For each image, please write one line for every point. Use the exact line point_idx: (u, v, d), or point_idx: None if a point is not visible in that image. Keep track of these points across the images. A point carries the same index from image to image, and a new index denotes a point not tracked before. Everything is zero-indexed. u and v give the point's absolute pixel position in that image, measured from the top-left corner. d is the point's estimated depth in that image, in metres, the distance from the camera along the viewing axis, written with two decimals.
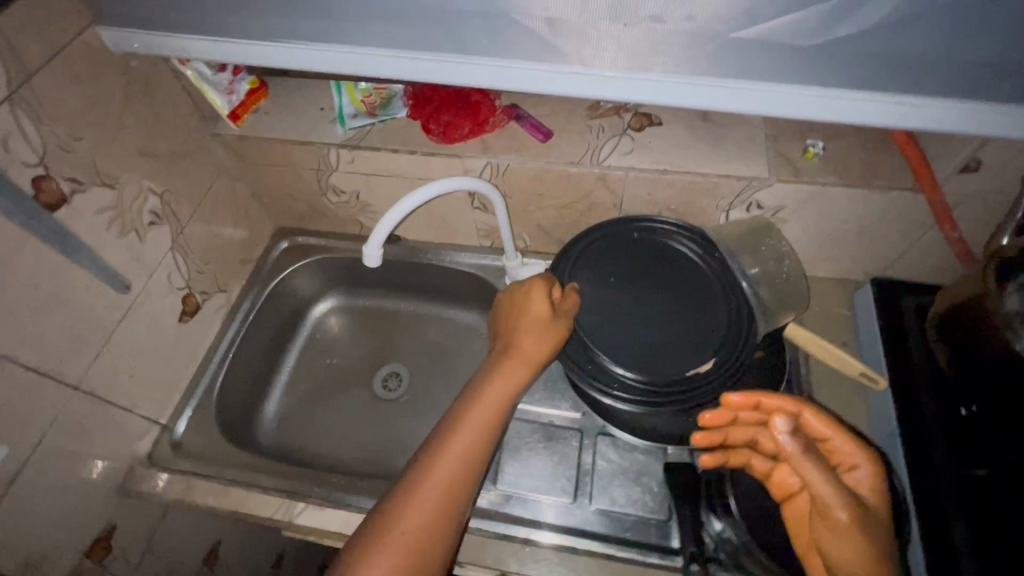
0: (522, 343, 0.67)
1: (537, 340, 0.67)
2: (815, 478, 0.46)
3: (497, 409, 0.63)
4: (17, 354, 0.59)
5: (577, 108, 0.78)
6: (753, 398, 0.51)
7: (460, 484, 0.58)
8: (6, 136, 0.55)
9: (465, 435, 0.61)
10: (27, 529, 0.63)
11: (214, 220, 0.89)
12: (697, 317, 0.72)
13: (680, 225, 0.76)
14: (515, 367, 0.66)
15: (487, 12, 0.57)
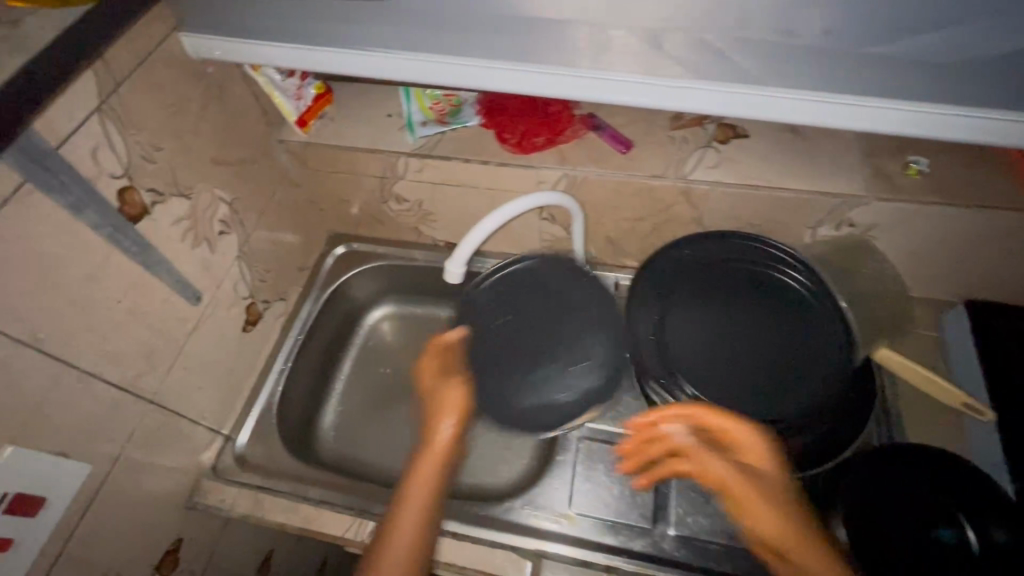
0: (435, 425, 0.70)
1: (447, 416, 0.70)
2: (715, 463, 0.60)
3: (435, 469, 0.67)
4: (101, 369, 0.58)
5: (657, 119, 0.76)
6: (653, 415, 0.63)
7: (425, 535, 0.63)
8: (95, 147, 0.54)
9: (415, 488, 0.65)
10: (105, 545, 0.62)
11: (276, 228, 0.87)
12: (790, 348, 0.68)
13: (783, 253, 0.73)
14: (432, 458, 0.68)
15: (590, 25, 0.55)
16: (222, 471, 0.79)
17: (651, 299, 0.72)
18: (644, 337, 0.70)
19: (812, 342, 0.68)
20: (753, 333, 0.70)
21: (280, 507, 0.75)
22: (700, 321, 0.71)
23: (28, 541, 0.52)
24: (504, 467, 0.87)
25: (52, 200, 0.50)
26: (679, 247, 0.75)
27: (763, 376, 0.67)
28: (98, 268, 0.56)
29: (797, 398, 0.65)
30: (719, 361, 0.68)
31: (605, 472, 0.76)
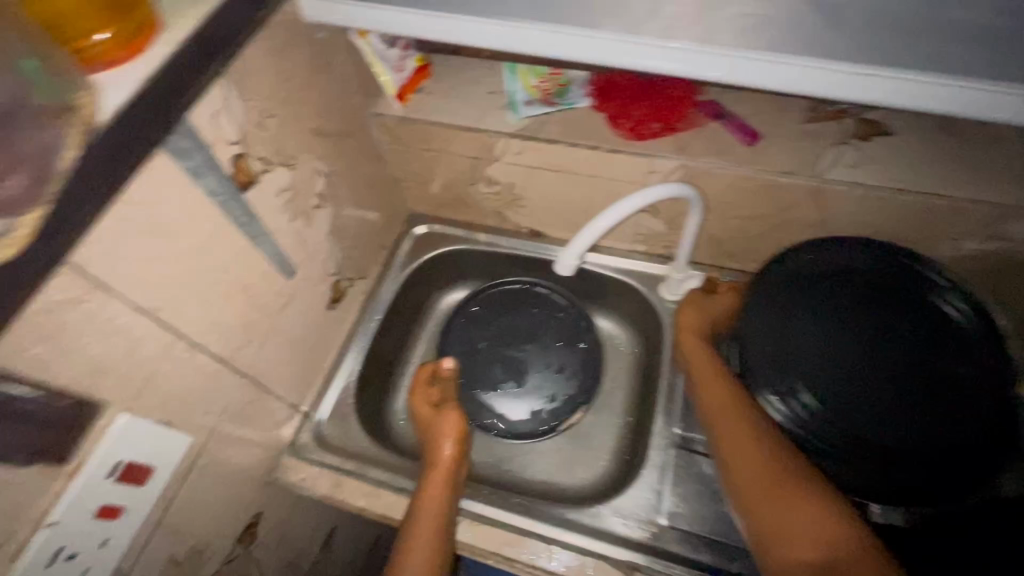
0: (434, 450, 0.71)
1: (443, 441, 0.71)
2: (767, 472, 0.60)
3: (444, 488, 0.67)
4: (205, 341, 0.57)
5: (787, 110, 0.69)
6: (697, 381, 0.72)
7: (438, 544, 0.63)
8: (217, 111, 0.51)
9: (431, 500, 0.66)
10: (196, 516, 0.62)
11: (363, 204, 0.84)
12: (933, 374, 0.62)
13: (938, 277, 0.65)
14: (438, 477, 0.68)
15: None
16: (301, 448, 0.77)
17: (775, 304, 0.67)
18: (763, 343, 0.65)
19: (958, 371, 0.61)
20: (890, 353, 0.63)
21: (361, 491, 0.74)
22: (829, 334, 0.65)
23: (136, 509, 0.51)
24: (583, 468, 0.84)
25: (175, 163, 0.48)
26: (806, 252, 0.69)
27: (899, 401, 0.61)
28: (210, 237, 0.54)
29: (937, 430, 0.59)
30: (849, 379, 0.62)
31: (700, 486, 0.71)
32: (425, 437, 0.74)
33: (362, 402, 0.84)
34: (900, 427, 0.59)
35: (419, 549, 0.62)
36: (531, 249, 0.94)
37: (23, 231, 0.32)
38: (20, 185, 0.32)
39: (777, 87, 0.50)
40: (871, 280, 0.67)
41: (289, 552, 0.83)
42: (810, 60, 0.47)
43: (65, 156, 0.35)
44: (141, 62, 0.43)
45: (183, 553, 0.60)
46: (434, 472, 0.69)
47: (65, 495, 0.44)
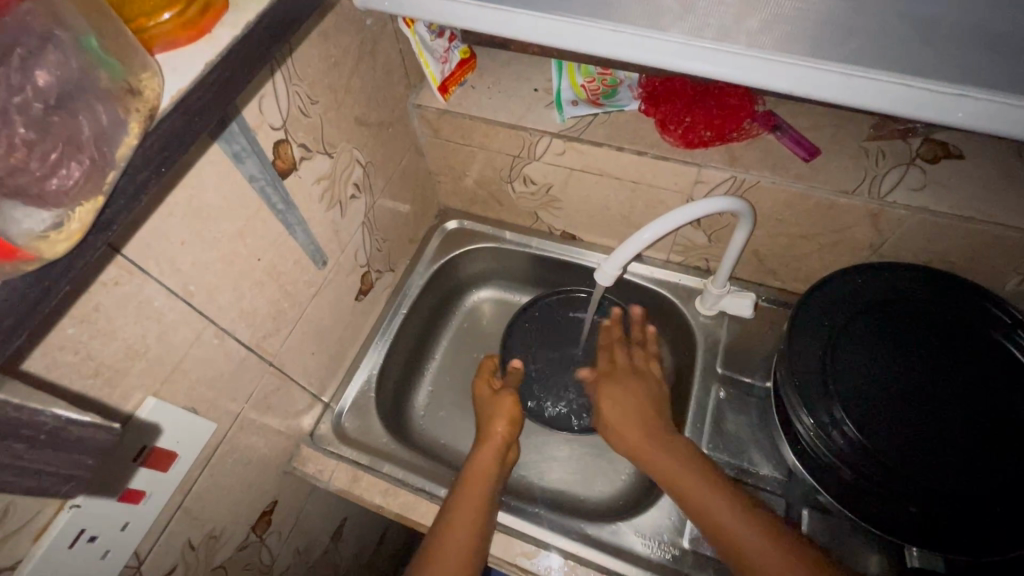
0: (487, 429, 0.75)
1: (497, 423, 0.75)
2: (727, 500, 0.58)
3: (493, 462, 0.70)
4: (235, 327, 0.56)
5: (849, 126, 0.66)
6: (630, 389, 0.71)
7: (484, 510, 0.64)
8: (263, 95, 0.50)
9: (480, 470, 0.69)
10: (216, 501, 0.61)
11: (398, 196, 0.83)
12: (998, 414, 0.57)
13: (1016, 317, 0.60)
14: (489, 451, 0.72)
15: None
16: (320, 438, 0.76)
17: (827, 325, 0.64)
18: (811, 363, 0.63)
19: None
20: (949, 387, 0.59)
21: (377, 488, 0.73)
22: (882, 362, 0.62)
23: (157, 494, 0.50)
24: (602, 481, 0.82)
25: (217, 145, 0.47)
26: (860, 276, 0.66)
27: (957, 440, 0.57)
28: (247, 223, 0.53)
29: (1000, 475, 0.54)
30: (901, 411, 0.59)
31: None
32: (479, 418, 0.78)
33: (383, 396, 0.83)
34: (955, 468, 0.55)
35: (466, 509, 0.64)
36: (563, 252, 0.92)
37: (73, 226, 0.24)
38: (73, 177, 0.24)
39: (854, 103, 0.46)
40: (932, 310, 0.63)
41: (300, 541, 0.82)
42: (898, 76, 0.44)
43: (127, 144, 0.26)
44: (228, 26, 0.31)
45: (200, 537, 0.60)
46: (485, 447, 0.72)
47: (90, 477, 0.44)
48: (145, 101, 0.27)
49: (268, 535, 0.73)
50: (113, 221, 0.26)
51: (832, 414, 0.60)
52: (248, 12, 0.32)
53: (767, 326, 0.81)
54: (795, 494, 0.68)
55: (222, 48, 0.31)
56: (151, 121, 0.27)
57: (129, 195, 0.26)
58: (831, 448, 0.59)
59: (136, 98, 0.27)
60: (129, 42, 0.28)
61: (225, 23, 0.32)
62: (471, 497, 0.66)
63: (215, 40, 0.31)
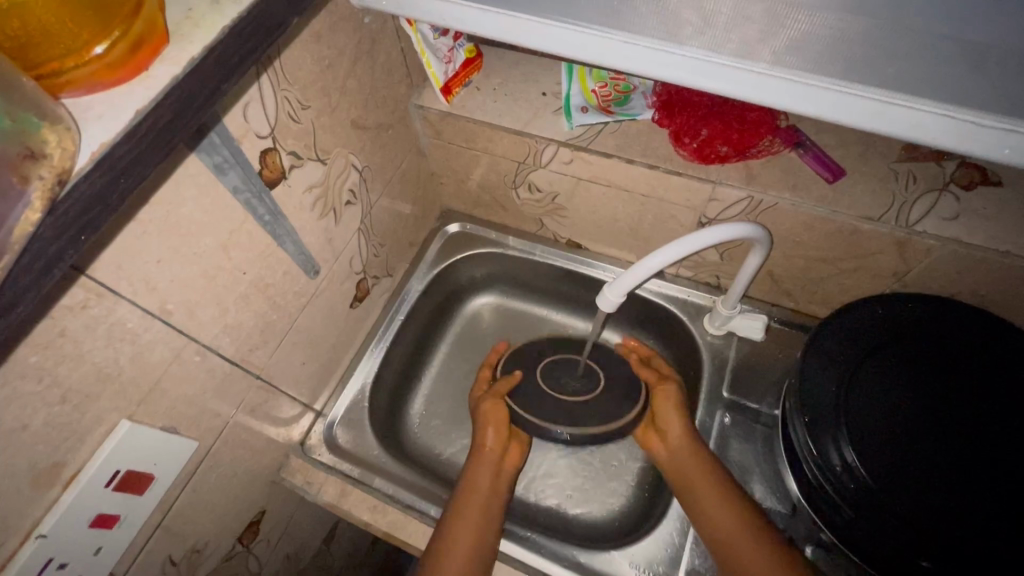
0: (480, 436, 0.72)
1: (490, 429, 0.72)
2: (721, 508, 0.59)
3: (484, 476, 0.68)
4: (218, 343, 0.54)
5: (878, 146, 0.61)
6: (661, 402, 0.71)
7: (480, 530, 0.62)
8: (247, 103, 0.47)
9: (474, 487, 0.66)
10: (199, 516, 0.60)
11: (398, 199, 0.80)
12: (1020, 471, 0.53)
13: None
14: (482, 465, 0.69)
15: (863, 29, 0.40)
16: (311, 449, 0.75)
17: (844, 355, 0.61)
18: (825, 392, 0.59)
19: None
20: (971, 436, 0.55)
21: (367, 504, 0.71)
22: (901, 400, 0.58)
23: (133, 518, 0.49)
24: (598, 501, 0.80)
25: (197, 158, 0.44)
26: (881, 306, 0.62)
27: (972, 490, 0.53)
28: (231, 237, 0.50)
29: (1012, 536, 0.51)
30: (915, 454, 0.55)
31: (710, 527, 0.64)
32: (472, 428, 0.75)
33: (377, 405, 0.81)
34: (962, 516, 0.53)
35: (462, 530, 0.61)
36: (568, 261, 0.88)
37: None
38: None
39: (888, 130, 0.42)
40: (958, 349, 0.59)
41: (290, 547, 0.82)
42: (942, 108, 0.40)
43: (24, 223, 0.22)
44: (167, 63, 0.29)
45: (182, 553, 0.59)
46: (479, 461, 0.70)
47: (57, 506, 0.42)
48: (53, 165, 0.24)
49: (255, 544, 0.72)
50: (34, 285, 0.23)
51: (835, 445, 0.57)
52: (190, 44, 0.30)
53: (778, 349, 0.77)
54: (799, 532, 0.65)
55: (161, 86, 0.28)
56: (61, 188, 0.24)
57: (50, 255, 0.24)
58: (834, 483, 0.56)
59: (39, 160, 0.23)
60: (34, 92, 0.24)
61: (165, 59, 0.29)
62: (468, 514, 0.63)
63: (150, 79, 0.29)
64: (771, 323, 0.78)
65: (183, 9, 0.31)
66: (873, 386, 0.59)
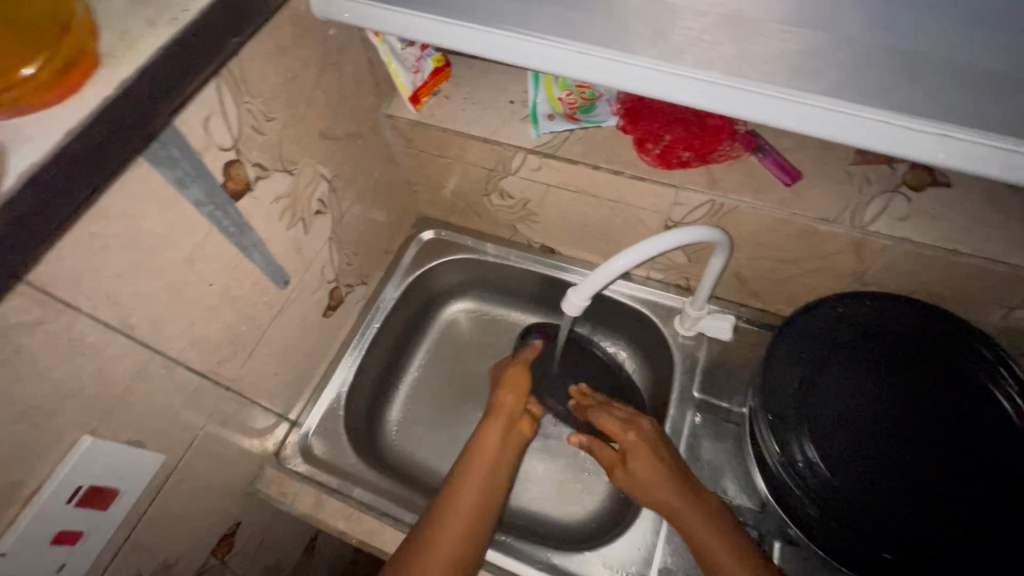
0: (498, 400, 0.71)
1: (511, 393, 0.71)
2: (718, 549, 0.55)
3: (495, 446, 0.65)
4: (185, 356, 0.54)
5: (833, 150, 0.63)
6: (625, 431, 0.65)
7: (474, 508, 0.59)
8: (207, 116, 0.47)
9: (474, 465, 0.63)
10: (170, 531, 0.59)
11: (370, 207, 0.80)
12: (971, 463, 0.55)
13: (989, 352, 0.59)
14: (499, 427, 0.68)
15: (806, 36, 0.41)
16: (286, 459, 0.74)
17: (804, 353, 0.63)
18: (787, 390, 0.61)
19: (1003, 467, 0.54)
20: (921, 429, 0.57)
21: (343, 513, 0.71)
22: (860, 399, 0.60)
23: (97, 533, 0.49)
24: (575, 504, 0.80)
25: (157, 171, 0.44)
26: (839, 305, 0.64)
27: (921, 482, 0.55)
28: (196, 249, 0.51)
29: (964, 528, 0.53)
30: (873, 450, 0.57)
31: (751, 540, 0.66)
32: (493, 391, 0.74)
33: (353, 413, 0.81)
34: (913, 507, 0.55)
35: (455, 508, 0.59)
36: (543, 266, 0.89)
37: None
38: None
39: (836, 138, 0.43)
40: (913, 346, 0.61)
41: (269, 558, 0.81)
42: (882, 114, 0.41)
43: None
44: None
45: (152, 568, 0.58)
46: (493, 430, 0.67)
47: (17, 524, 0.42)
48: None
49: (231, 556, 0.72)
50: None
51: (797, 445, 0.58)
52: (119, 67, 0.33)
53: (747, 349, 0.79)
54: (767, 527, 0.66)
55: None
56: None
57: None
58: (798, 483, 0.57)
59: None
60: None
61: (96, 81, 0.33)
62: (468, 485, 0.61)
63: (81, 101, 0.32)
64: (740, 322, 0.80)
65: (117, 34, 0.35)
66: (830, 383, 0.61)
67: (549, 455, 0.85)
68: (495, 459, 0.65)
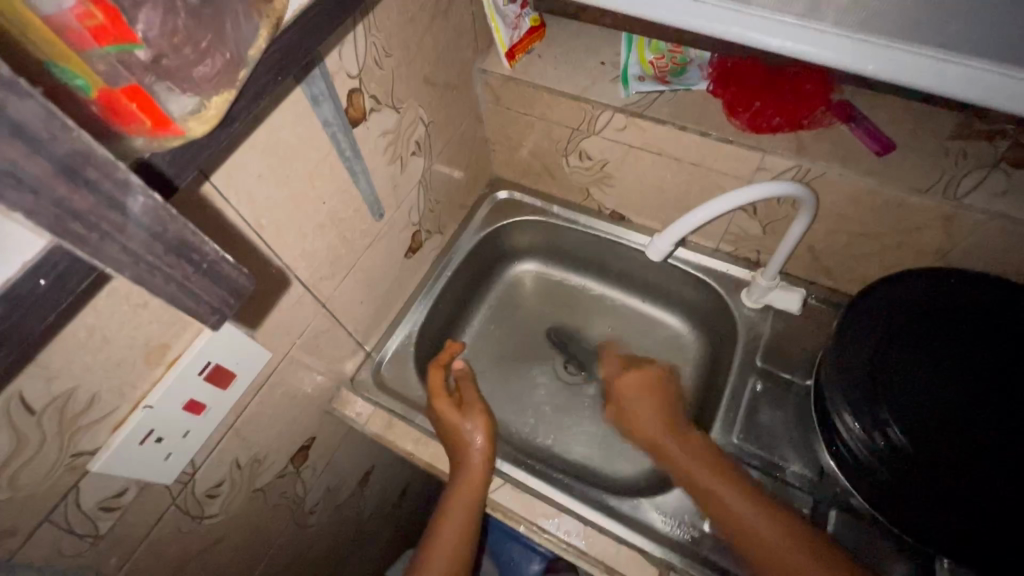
0: (465, 454, 0.69)
1: (473, 453, 0.69)
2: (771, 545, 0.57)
3: (468, 503, 0.67)
4: (296, 266, 0.59)
5: (930, 123, 0.63)
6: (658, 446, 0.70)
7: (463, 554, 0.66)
8: (342, 44, 0.52)
9: (453, 515, 0.67)
10: (263, 428, 0.65)
11: (453, 159, 0.84)
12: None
13: None
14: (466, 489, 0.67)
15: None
16: (359, 384, 0.80)
17: (882, 324, 0.63)
18: (860, 361, 0.61)
19: None
20: (1004, 402, 0.57)
21: (410, 437, 0.76)
22: (939, 378, 0.59)
23: (215, 409, 0.54)
24: (625, 461, 0.83)
25: (298, 86, 0.49)
26: (922, 280, 0.64)
27: (1002, 455, 0.54)
28: (317, 166, 0.56)
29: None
30: (951, 431, 0.56)
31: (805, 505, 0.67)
32: (450, 431, 0.72)
33: (420, 353, 0.86)
34: (993, 481, 0.54)
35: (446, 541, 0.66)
36: (610, 232, 0.92)
37: (209, 113, 0.31)
38: (212, 67, 0.30)
39: (942, 91, 0.45)
40: (1005, 332, 0.60)
41: (331, 479, 0.87)
42: (998, 67, 0.42)
43: (256, 47, 0.33)
44: None
45: (246, 460, 0.64)
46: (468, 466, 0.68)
47: (162, 383, 0.48)
48: (274, 10, 0.34)
49: (304, 469, 0.78)
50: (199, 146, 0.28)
51: (876, 425, 0.58)
52: None
53: (813, 325, 0.79)
54: (825, 494, 0.67)
55: None
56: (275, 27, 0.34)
57: None
58: (870, 449, 0.58)
59: (269, 6, 0.34)
60: None
61: None
62: (446, 537, 0.66)
63: None
64: (807, 299, 0.80)
65: None
66: (908, 357, 0.60)
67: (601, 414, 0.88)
68: (470, 512, 0.67)
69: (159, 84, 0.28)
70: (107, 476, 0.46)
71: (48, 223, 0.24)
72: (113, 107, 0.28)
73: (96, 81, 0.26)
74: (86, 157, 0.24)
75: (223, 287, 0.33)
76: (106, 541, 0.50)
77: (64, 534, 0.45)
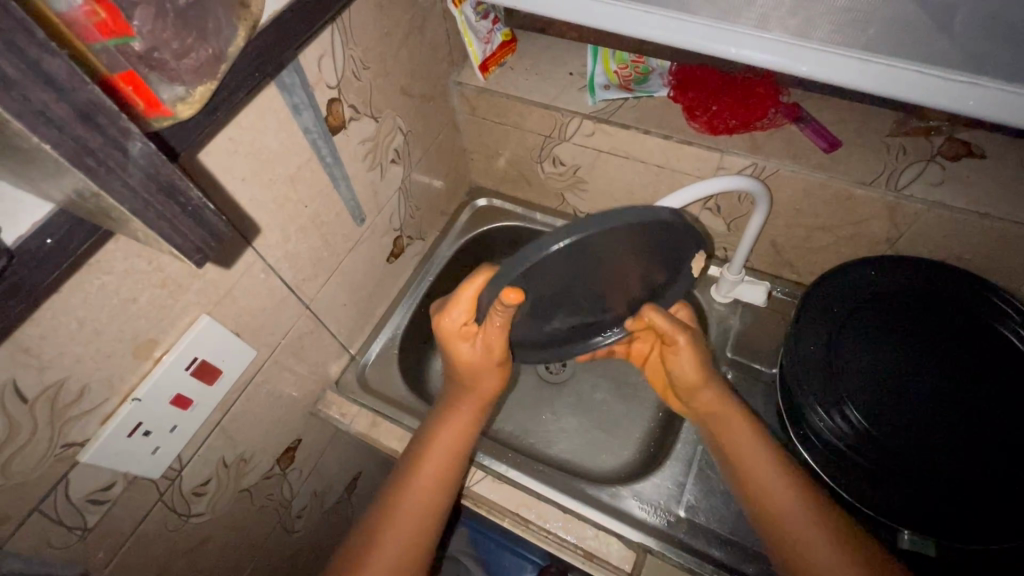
0: (471, 354, 0.63)
1: (486, 352, 0.62)
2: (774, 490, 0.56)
3: (468, 417, 0.66)
4: (280, 267, 0.62)
5: (873, 122, 0.68)
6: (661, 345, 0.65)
7: (455, 459, 0.63)
8: (321, 56, 0.56)
9: (452, 424, 0.65)
10: (249, 427, 0.67)
11: (433, 168, 0.88)
12: (1006, 440, 0.56)
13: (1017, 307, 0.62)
14: (466, 409, 0.66)
15: None
16: (344, 386, 0.82)
17: (832, 315, 0.66)
18: (811, 350, 0.65)
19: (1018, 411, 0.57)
20: (944, 381, 0.61)
21: (395, 435, 0.78)
22: (886, 360, 0.63)
23: (202, 405, 0.56)
24: (607, 454, 0.85)
25: (279, 95, 0.52)
26: (872, 268, 0.68)
27: (945, 430, 0.58)
28: (299, 170, 0.59)
29: (978, 497, 0.55)
30: (897, 408, 0.60)
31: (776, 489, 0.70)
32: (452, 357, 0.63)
33: (405, 355, 0.88)
34: (935, 452, 0.57)
35: (401, 521, 0.59)
36: None
37: (195, 98, 0.35)
38: (197, 60, 0.33)
39: (869, 88, 0.47)
40: (946, 319, 0.64)
41: (318, 484, 0.88)
42: (916, 64, 0.45)
43: (236, 49, 0.37)
44: None
45: (232, 459, 0.66)
46: (459, 408, 0.67)
47: (149, 377, 0.50)
48: (250, 15, 0.38)
49: (291, 470, 0.79)
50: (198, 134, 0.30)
51: (836, 404, 0.61)
52: None
53: (779, 317, 0.83)
54: None
55: None
56: (252, 30, 0.38)
57: None
58: (835, 433, 0.60)
59: (246, 11, 0.37)
60: None
61: None
62: (447, 437, 0.64)
63: None
64: (773, 293, 0.84)
65: None
66: (860, 345, 0.64)
67: (582, 411, 0.91)
68: (465, 436, 0.65)
69: (153, 76, 0.32)
70: (94, 467, 0.48)
71: (66, 159, 0.25)
72: (115, 96, 0.30)
73: (103, 69, 0.29)
74: (99, 105, 0.25)
75: (202, 228, 0.32)
76: (93, 535, 0.51)
77: (52, 526, 0.47)
